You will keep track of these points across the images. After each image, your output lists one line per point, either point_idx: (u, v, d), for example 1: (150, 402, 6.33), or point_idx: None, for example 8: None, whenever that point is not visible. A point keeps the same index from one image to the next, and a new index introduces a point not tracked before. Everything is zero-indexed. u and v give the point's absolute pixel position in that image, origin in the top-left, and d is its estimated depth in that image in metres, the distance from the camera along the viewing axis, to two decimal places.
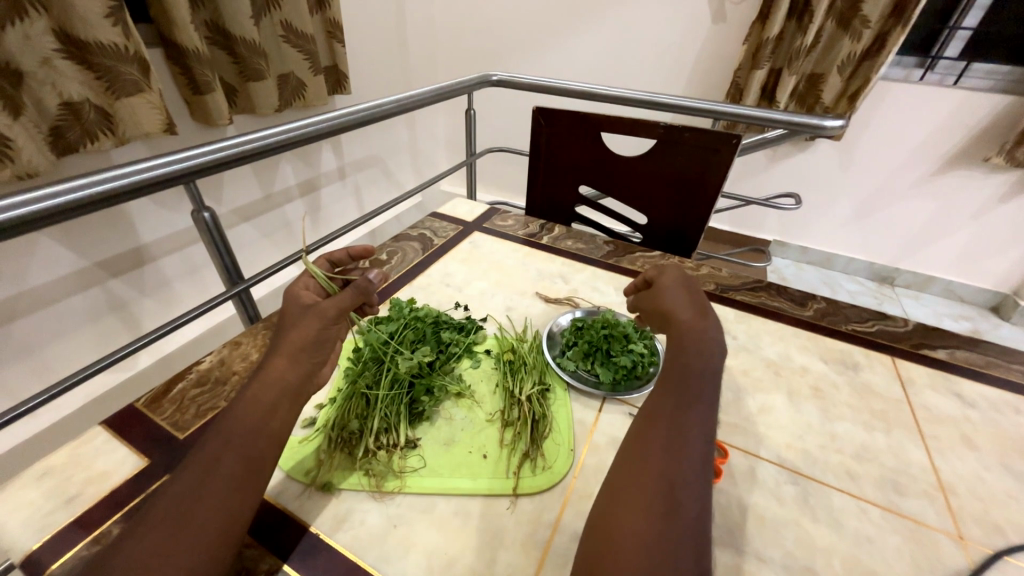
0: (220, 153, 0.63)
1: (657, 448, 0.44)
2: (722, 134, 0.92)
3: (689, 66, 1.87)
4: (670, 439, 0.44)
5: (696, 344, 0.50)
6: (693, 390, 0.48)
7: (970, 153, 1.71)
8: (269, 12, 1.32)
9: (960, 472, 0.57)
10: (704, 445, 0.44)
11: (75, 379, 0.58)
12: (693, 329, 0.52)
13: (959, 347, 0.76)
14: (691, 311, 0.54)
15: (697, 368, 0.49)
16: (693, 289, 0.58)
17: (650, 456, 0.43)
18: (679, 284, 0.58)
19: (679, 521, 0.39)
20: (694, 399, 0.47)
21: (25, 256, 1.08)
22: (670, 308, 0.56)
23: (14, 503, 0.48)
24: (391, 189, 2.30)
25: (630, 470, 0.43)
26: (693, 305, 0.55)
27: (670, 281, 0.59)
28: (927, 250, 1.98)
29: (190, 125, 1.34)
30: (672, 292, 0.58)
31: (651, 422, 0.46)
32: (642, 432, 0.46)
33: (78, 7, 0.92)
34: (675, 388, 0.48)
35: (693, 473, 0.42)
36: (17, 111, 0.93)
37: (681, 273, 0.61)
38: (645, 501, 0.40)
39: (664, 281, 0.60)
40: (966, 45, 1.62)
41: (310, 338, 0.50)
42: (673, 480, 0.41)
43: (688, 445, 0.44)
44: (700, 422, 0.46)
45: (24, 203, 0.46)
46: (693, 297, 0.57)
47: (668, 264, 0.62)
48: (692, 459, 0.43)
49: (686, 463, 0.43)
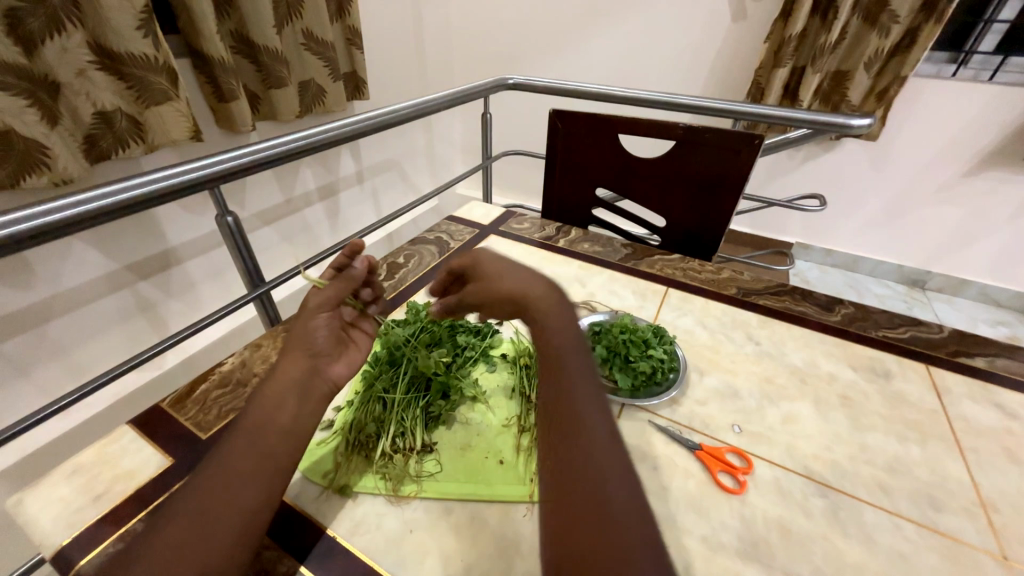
0: (244, 158, 0.65)
1: (571, 441, 0.42)
2: (745, 134, 0.90)
3: (708, 66, 1.84)
4: (574, 427, 0.43)
5: (553, 317, 0.50)
6: (573, 370, 0.47)
7: (1007, 151, 1.63)
8: (292, 21, 1.35)
9: (1002, 487, 0.54)
10: (604, 418, 0.44)
11: (103, 379, 0.60)
12: (547, 303, 0.51)
13: (998, 355, 0.73)
14: (536, 284, 0.52)
15: (566, 344, 0.48)
16: (517, 265, 0.56)
17: (571, 451, 0.41)
18: (498, 267, 0.56)
19: (622, 509, 0.37)
20: (579, 378, 0.46)
21: (61, 259, 1.13)
22: (514, 288, 0.52)
23: (46, 498, 0.50)
24: (407, 192, 2.32)
25: (555, 473, 0.41)
26: (531, 279, 0.54)
27: (490, 266, 0.57)
28: (961, 252, 1.89)
29: (215, 132, 1.38)
30: (496, 279, 0.55)
31: (553, 416, 0.44)
32: (552, 431, 0.44)
33: (112, 20, 0.96)
34: (560, 372, 0.47)
35: (609, 453, 0.41)
36: (54, 120, 0.96)
37: (496, 256, 0.58)
38: (583, 500, 0.38)
39: (482, 268, 0.57)
40: (1003, 38, 1.55)
41: (307, 331, 0.52)
42: (598, 470, 0.39)
43: (595, 430, 0.42)
44: (592, 396, 0.45)
45: (50, 212, 0.47)
46: (521, 272, 0.55)
47: (480, 249, 0.59)
48: (601, 440, 0.42)
49: (600, 447, 0.41)
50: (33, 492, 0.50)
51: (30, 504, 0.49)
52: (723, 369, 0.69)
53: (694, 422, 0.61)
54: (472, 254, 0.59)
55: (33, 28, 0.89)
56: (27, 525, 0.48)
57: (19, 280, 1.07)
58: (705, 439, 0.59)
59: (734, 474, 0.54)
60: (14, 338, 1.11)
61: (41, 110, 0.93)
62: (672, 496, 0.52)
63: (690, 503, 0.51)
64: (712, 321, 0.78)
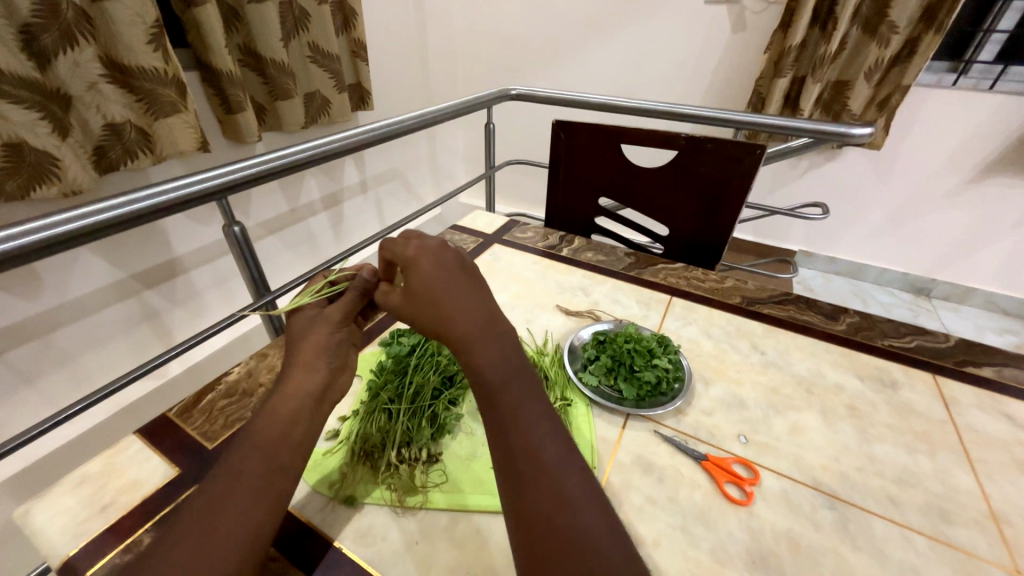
0: (252, 169, 0.65)
1: (527, 475, 0.41)
2: (747, 144, 0.90)
3: (709, 76, 1.85)
4: (529, 455, 0.42)
5: (492, 348, 0.46)
6: (521, 399, 0.45)
7: (1009, 160, 1.64)
8: (297, 35, 1.38)
9: (1012, 498, 0.54)
10: (553, 437, 0.44)
11: (111, 388, 0.60)
12: (484, 335, 0.46)
13: (1005, 365, 0.72)
14: (471, 317, 0.47)
15: (513, 367, 0.47)
16: (454, 275, 0.49)
17: (529, 492, 0.41)
18: (432, 284, 0.48)
19: (589, 537, 0.38)
20: (527, 412, 0.45)
21: (67, 268, 1.14)
22: (447, 320, 0.46)
23: (53, 508, 0.50)
24: (410, 202, 2.34)
25: (518, 512, 0.40)
26: (464, 307, 0.47)
27: (421, 282, 0.48)
28: (966, 260, 1.88)
29: (222, 142, 1.40)
30: (423, 293, 0.48)
31: (507, 456, 0.43)
32: (507, 468, 0.43)
33: (123, 35, 0.99)
34: (504, 401, 0.45)
35: (571, 476, 0.42)
36: (65, 132, 0.97)
37: (431, 261, 0.49)
38: (550, 535, 0.38)
39: (417, 272, 0.49)
40: (1003, 47, 1.55)
41: (322, 344, 0.53)
42: (561, 492, 0.40)
43: (550, 452, 0.43)
44: (545, 423, 0.45)
45: (48, 228, 0.47)
46: (453, 295, 0.48)
47: (414, 257, 0.49)
48: (556, 462, 0.42)
49: (560, 469, 0.42)
50: (41, 501, 0.51)
51: (39, 513, 0.50)
52: (729, 379, 0.68)
53: (699, 432, 0.60)
54: (410, 245, 0.50)
55: (46, 43, 0.90)
56: (34, 535, 0.48)
57: (27, 289, 1.08)
58: (711, 449, 0.58)
59: (741, 485, 0.54)
60: (21, 346, 1.11)
61: (52, 122, 0.94)
62: (679, 508, 0.52)
63: (697, 514, 0.51)
64: (716, 330, 0.78)
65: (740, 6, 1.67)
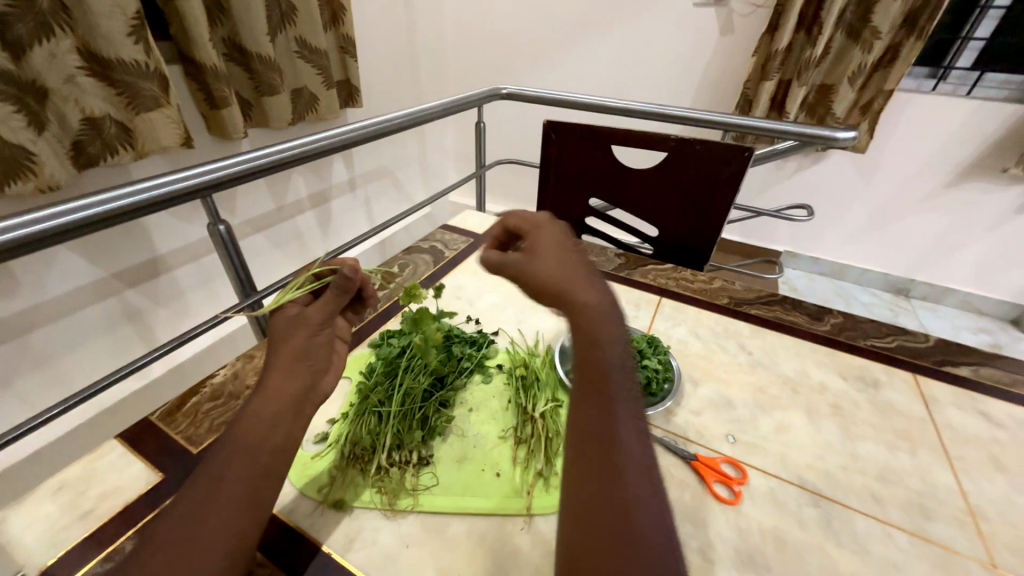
0: (238, 166, 0.64)
1: (603, 461, 0.36)
2: (734, 147, 0.91)
3: (697, 78, 1.87)
4: (608, 444, 0.37)
5: (608, 323, 0.42)
6: (617, 385, 0.39)
7: (984, 164, 1.69)
8: (284, 29, 1.35)
9: (988, 494, 0.56)
10: (636, 433, 0.38)
11: (89, 392, 0.58)
12: (605, 312, 0.42)
13: (982, 364, 0.74)
14: (596, 290, 0.43)
15: (617, 349, 0.41)
16: (575, 255, 0.47)
17: (601, 481, 0.35)
18: (562, 254, 0.46)
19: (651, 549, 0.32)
20: (618, 400, 0.39)
21: (43, 265, 1.10)
22: (570, 285, 0.43)
23: (31, 516, 0.49)
24: (400, 200, 2.32)
25: (580, 503, 0.35)
26: (591, 280, 0.45)
27: (547, 248, 0.47)
28: (945, 261, 1.94)
29: (205, 138, 1.36)
30: (551, 256, 0.46)
31: (587, 438, 0.37)
32: (583, 450, 0.37)
33: (103, 26, 0.96)
34: (600, 382, 0.39)
35: (645, 479, 0.36)
36: (42, 126, 0.95)
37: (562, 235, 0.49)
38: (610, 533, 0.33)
39: (545, 241, 0.48)
40: (978, 55, 1.61)
41: (303, 347, 0.52)
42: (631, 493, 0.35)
43: (629, 448, 0.37)
44: (632, 418, 0.39)
45: (23, 226, 0.45)
46: (579, 267, 0.46)
47: (551, 227, 0.50)
48: (634, 461, 0.36)
49: (634, 469, 0.36)
50: (17, 509, 0.49)
51: (16, 521, 0.48)
52: (717, 379, 0.69)
53: (688, 432, 0.61)
54: (541, 217, 0.51)
55: (21, 34, 0.87)
56: (10, 544, 0.47)
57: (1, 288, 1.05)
58: (701, 449, 0.59)
59: (729, 484, 0.54)
60: None
61: (28, 116, 0.92)
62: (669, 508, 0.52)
63: (687, 514, 0.52)
64: (705, 331, 0.79)
65: (728, 8, 1.69)
